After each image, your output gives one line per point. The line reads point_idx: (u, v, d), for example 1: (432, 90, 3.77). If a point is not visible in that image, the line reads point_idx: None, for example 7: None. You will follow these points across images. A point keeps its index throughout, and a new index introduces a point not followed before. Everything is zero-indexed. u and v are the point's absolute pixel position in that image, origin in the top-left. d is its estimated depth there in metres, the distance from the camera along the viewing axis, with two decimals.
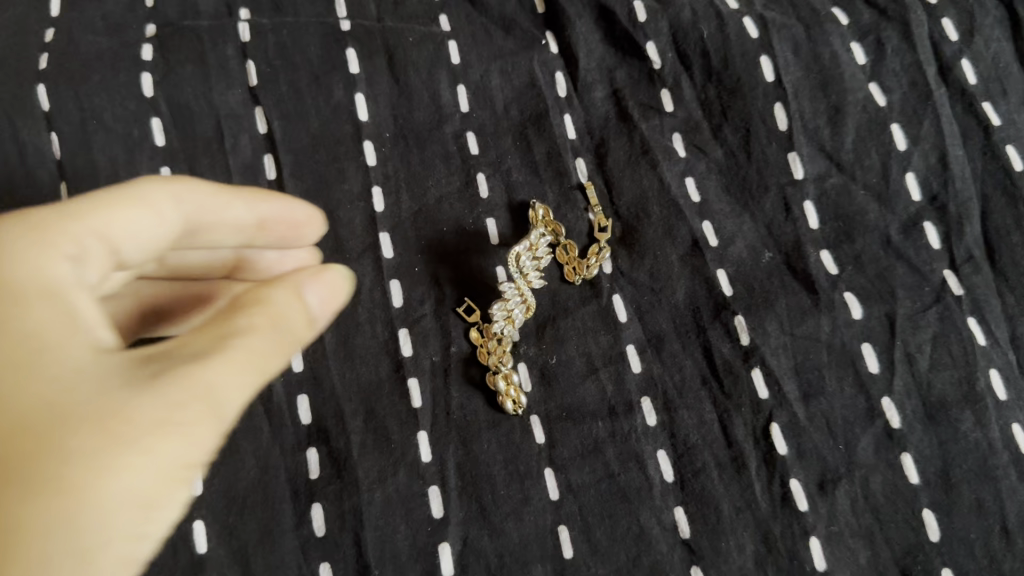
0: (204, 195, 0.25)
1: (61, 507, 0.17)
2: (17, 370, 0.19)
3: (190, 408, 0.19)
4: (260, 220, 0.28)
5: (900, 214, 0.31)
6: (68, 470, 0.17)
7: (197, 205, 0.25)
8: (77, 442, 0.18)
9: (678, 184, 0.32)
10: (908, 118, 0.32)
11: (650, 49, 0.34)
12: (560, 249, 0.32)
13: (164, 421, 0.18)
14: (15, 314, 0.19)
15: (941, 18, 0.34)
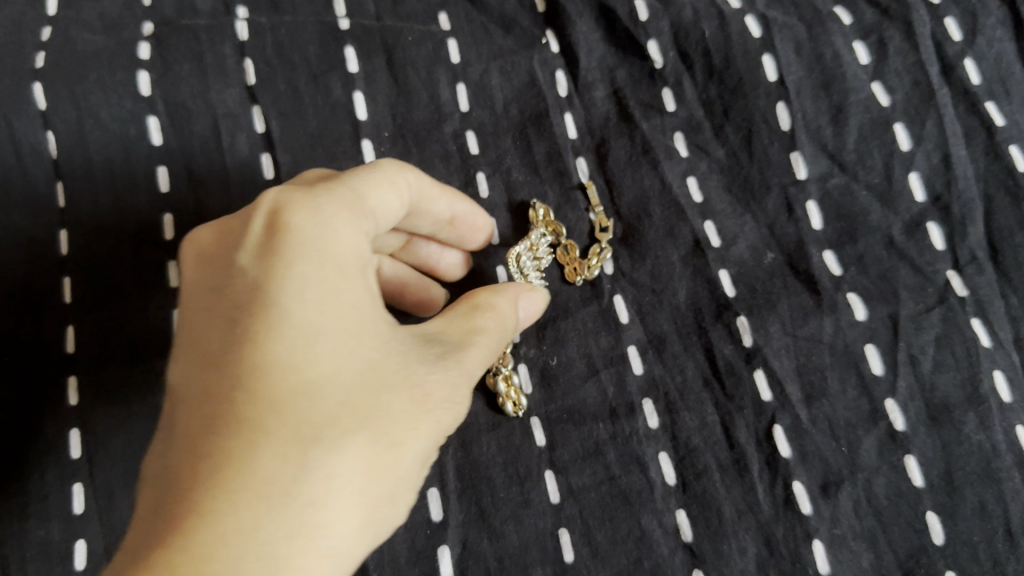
0: (428, 190, 0.29)
1: (392, 458, 0.21)
2: (345, 338, 0.22)
3: (460, 385, 0.24)
4: (453, 216, 0.30)
5: (903, 214, 0.31)
6: (400, 426, 0.22)
7: (421, 196, 0.28)
8: (399, 405, 0.22)
9: (680, 184, 0.32)
10: (911, 117, 0.32)
11: (651, 48, 0.34)
12: (560, 250, 0.32)
13: (421, 411, 0.22)
14: (344, 286, 0.22)
15: (944, 17, 0.33)
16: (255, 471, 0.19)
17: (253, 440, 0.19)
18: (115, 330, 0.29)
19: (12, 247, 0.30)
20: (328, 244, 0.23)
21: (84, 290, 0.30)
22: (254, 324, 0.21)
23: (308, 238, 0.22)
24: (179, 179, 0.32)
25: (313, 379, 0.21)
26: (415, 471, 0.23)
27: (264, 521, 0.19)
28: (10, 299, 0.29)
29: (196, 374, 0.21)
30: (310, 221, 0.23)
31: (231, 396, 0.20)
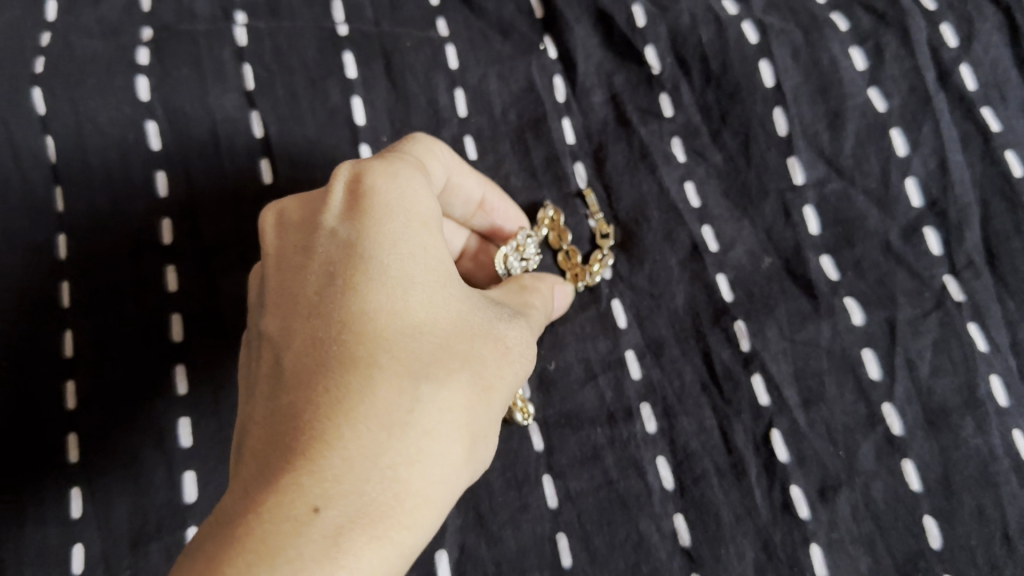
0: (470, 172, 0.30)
1: (487, 400, 0.22)
2: (434, 289, 0.23)
3: (531, 340, 0.25)
4: (482, 199, 0.31)
5: (900, 219, 0.31)
6: (492, 372, 0.23)
7: (461, 177, 0.30)
8: (489, 352, 0.23)
9: (677, 188, 0.32)
10: (908, 123, 0.32)
11: (649, 53, 0.34)
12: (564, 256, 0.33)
13: (508, 361, 0.23)
14: (430, 240, 0.24)
15: (941, 23, 0.33)
16: (369, 407, 0.20)
17: (366, 379, 0.21)
18: (114, 334, 0.29)
19: (10, 250, 0.30)
20: (409, 203, 0.24)
21: (82, 293, 0.30)
22: (351, 275, 0.22)
23: (391, 198, 0.24)
24: (178, 183, 0.32)
25: (414, 326, 0.22)
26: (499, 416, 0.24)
27: (382, 453, 0.20)
28: (7, 303, 0.29)
29: (300, 322, 0.22)
30: (391, 182, 0.24)
31: (341, 339, 0.21)
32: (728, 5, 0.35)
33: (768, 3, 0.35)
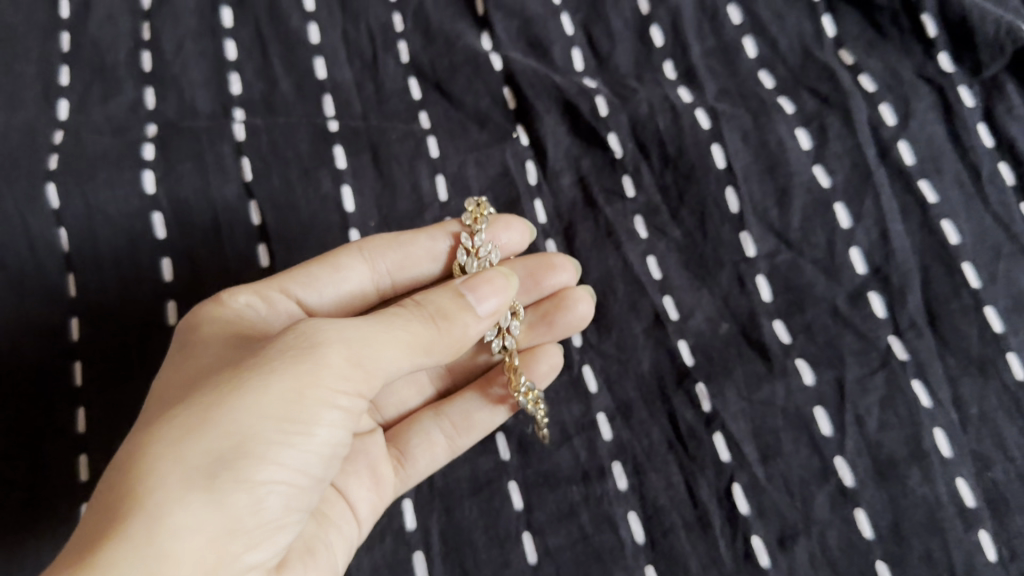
0: (385, 242, 0.34)
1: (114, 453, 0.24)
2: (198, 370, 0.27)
3: (299, 349, 0.25)
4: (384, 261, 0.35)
5: (847, 285, 0.33)
6: (215, 395, 0.24)
7: (380, 246, 0.34)
8: (216, 383, 0.24)
9: (641, 262, 0.35)
10: (850, 197, 0.35)
11: (612, 140, 0.37)
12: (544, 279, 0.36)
13: (243, 379, 0.24)
14: (208, 343, 0.28)
15: (879, 105, 0.37)
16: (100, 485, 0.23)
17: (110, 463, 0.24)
18: (120, 410, 0.32)
19: (26, 333, 0.33)
20: (197, 324, 0.29)
21: (93, 372, 0.32)
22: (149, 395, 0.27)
23: (187, 327, 0.29)
24: (182, 269, 0.35)
25: (161, 406, 0.25)
26: (289, 420, 0.24)
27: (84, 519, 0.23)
28: (24, 383, 0.32)
29: None
30: (192, 314, 0.30)
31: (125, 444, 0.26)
32: (683, 94, 0.38)
33: (720, 90, 0.38)
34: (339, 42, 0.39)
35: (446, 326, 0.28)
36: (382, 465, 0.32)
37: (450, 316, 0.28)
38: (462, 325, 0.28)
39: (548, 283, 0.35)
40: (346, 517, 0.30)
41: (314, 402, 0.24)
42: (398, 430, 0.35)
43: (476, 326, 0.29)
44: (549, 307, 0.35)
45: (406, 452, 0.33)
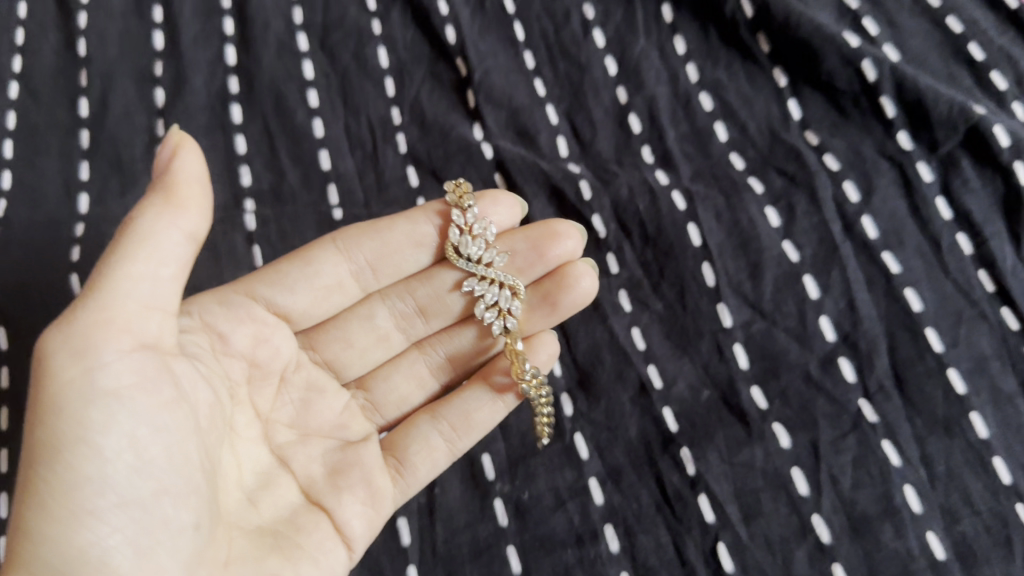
0: (364, 239, 0.37)
1: None
2: None
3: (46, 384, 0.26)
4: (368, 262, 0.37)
5: (818, 353, 0.36)
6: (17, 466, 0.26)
7: (360, 243, 0.37)
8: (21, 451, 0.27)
9: (626, 333, 0.37)
10: (818, 269, 0.37)
11: (596, 221, 0.40)
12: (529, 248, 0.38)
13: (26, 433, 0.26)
14: None
15: (843, 182, 0.40)
16: None
17: None
18: None
19: None
20: None
21: None
22: None
23: None
24: None
25: None
26: (53, 445, 0.26)
27: None
28: None
29: None
30: None
31: None
32: (660, 176, 0.41)
33: (694, 172, 0.41)
34: (341, 133, 0.42)
35: (140, 235, 0.27)
36: (376, 478, 0.34)
37: (175, 197, 0.28)
38: (165, 245, 0.27)
39: (553, 254, 0.38)
40: (331, 543, 0.32)
41: (70, 418, 0.26)
42: (394, 437, 0.36)
43: (177, 240, 0.28)
44: (552, 287, 0.37)
45: (405, 461, 0.35)
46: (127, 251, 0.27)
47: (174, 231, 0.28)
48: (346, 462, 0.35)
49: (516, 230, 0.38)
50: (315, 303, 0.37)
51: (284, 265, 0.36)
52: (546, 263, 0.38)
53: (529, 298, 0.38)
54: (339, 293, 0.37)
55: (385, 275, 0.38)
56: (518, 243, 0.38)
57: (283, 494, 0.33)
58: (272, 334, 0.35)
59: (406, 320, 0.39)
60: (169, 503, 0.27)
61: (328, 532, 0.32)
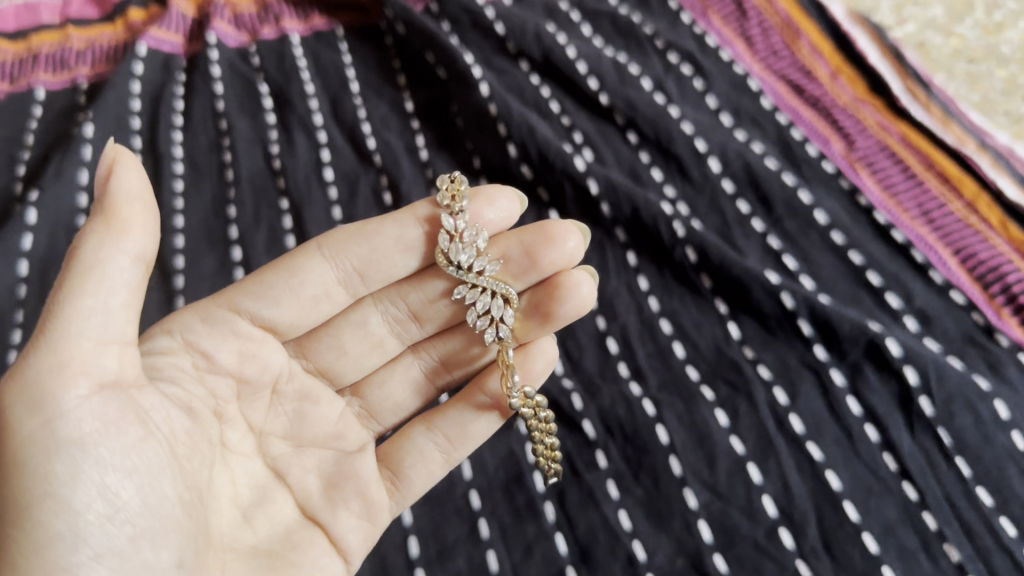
0: (349, 252, 0.51)
1: None
2: None
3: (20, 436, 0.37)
4: (353, 269, 0.52)
5: (764, 526, 0.47)
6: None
7: (346, 256, 0.51)
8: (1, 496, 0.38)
9: (615, 515, 0.49)
10: (759, 459, 0.49)
11: (586, 423, 0.52)
12: (518, 261, 0.52)
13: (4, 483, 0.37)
14: None
15: (774, 388, 0.52)
16: None
17: None
18: None
19: None
20: None
21: None
22: None
23: None
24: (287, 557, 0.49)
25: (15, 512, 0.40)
26: (31, 500, 0.37)
27: None
28: None
29: None
30: None
31: None
32: (633, 386, 0.53)
33: (660, 383, 0.53)
34: None
35: (100, 258, 0.39)
36: (370, 493, 0.51)
37: (109, 236, 0.39)
38: (112, 275, 0.39)
39: (542, 260, 0.52)
40: (328, 557, 0.49)
41: (40, 473, 0.38)
42: (388, 450, 0.53)
43: (124, 261, 0.39)
44: (543, 300, 0.52)
45: (401, 474, 0.52)
46: (80, 299, 0.38)
47: (124, 254, 0.39)
48: (339, 479, 0.51)
49: (514, 233, 0.52)
50: (304, 311, 0.51)
51: (283, 282, 0.50)
52: (539, 271, 0.52)
53: (523, 306, 0.53)
54: (327, 299, 0.52)
55: (370, 281, 0.53)
56: (515, 251, 0.52)
57: (279, 510, 0.49)
58: (257, 350, 0.50)
59: (401, 326, 0.55)
60: (148, 548, 0.40)
61: (326, 547, 0.49)
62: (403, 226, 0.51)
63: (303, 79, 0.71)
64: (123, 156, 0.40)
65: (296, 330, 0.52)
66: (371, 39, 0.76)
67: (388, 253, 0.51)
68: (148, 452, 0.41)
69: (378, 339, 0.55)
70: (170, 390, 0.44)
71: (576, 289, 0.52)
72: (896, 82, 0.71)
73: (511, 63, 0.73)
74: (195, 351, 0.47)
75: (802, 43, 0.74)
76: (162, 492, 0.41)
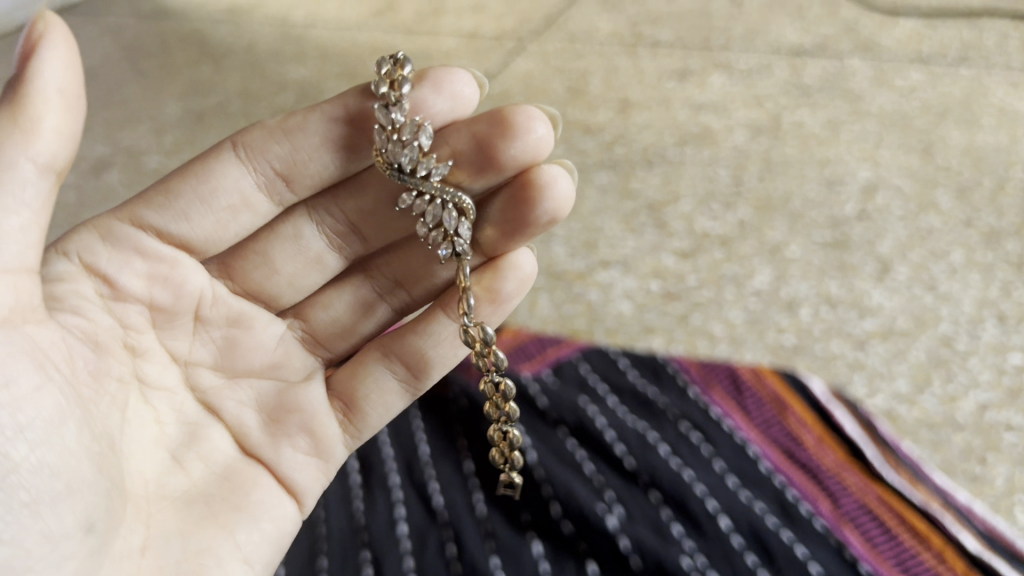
0: (263, 160, 0.70)
1: None
2: None
3: None
4: (275, 177, 0.71)
5: None
6: None
7: (263, 165, 0.70)
8: None
9: None
10: None
11: None
12: (470, 159, 0.68)
13: None
14: None
15: None
16: None
17: None
18: None
19: None
20: None
21: None
22: None
23: None
24: None
25: None
26: None
27: None
28: None
29: None
30: None
31: None
32: None
33: None
34: None
35: (13, 158, 0.55)
36: (309, 425, 0.74)
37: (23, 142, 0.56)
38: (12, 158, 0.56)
39: (506, 159, 0.67)
40: (273, 493, 0.71)
41: None
42: (339, 387, 0.76)
43: (30, 168, 0.56)
44: (519, 198, 0.69)
45: (347, 410, 0.76)
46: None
47: (30, 159, 0.56)
48: (281, 416, 0.74)
49: (465, 126, 0.68)
50: (224, 222, 0.71)
51: (204, 189, 0.70)
52: (497, 169, 0.68)
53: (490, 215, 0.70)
54: (248, 212, 0.72)
55: (294, 190, 0.72)
56: (469, 148, 0.68)
57: (212, 448, 0.70)
58: (170, 271, 0.70)
59: (344, 243, 0.76)
60: (53, 496, 0.58)
61: (274, 486, 0.72)
62: (323, 117, 0.69)
63: (387, 456, 0.87)
64: (49, 52, 0.56)
65: (217, 241, 0.72)
66: (439, 408, 0.92)
67: (305, 154, 0.70)
68: (43, 394, 0.59)
69: (314, 254, 0.76)
70: (69, 320, 0.62)
71: (542, 184, 0.68)
72: (872, 448, 0.90)
73: (551, 428, 0.89)
74: (94, 274, 0.66)
75: (790, 417, 0.94)
76: (59, 433, 0.59)
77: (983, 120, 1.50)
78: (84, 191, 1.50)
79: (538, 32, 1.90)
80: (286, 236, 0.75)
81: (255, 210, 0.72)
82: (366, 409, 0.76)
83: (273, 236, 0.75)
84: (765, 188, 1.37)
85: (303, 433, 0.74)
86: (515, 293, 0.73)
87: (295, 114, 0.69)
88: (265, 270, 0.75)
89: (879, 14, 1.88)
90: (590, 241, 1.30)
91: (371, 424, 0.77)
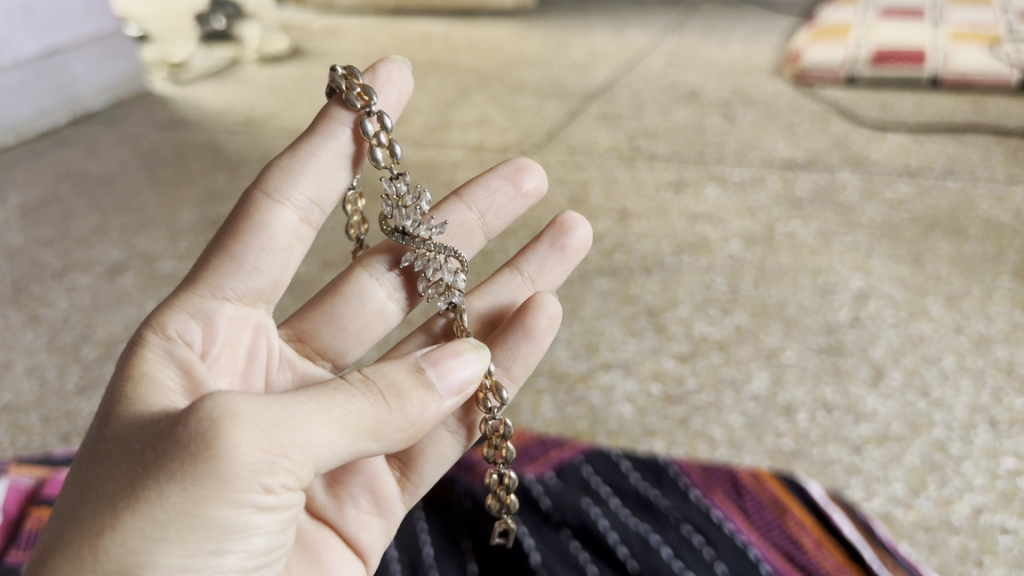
0: (298, 190, 0.79)
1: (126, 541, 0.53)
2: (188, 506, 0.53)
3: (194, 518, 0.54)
4: (309, 200, 0.79)
5: None
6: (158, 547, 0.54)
7: (297, 195, 0.79)
8: (169, 540, 0.54)
9: None
10: None
11: None
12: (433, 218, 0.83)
13: (173, 537, 0.54)
14: None
15: None
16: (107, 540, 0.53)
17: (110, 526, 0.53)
18: None
19: None
20: None
21: None
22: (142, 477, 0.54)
23: None
24: None
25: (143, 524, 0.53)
26: (188, 561, 0.55)
27: None
28: None
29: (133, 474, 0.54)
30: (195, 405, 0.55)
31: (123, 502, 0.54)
32: None
33: None
34: None
35: (412, 418, 0.60)
36: (379, 487, 0.78)
37: (387, 424, 0.59)
38: (362, 439, 0.58)
39: (526, 182, 0.92)
40: (352, 563, 0.75)
41: (203, 544, 0.55)
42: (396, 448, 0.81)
43: (372, 433, 0.58)
44: (560, 236, 0.91)
45: (405, 469, 0.80)
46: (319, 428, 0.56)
47: (382, 432, 0.59)
48: (343, 477, 0.77)
49: (500, 177, 0.92)
50: (282, 259, 0.79)
51: (260, 237, 0.77)
52: (522, 196, 0.93)
53: (536, 247, 0.92)
54: (298, 247, 0.80)
55: (323, 210, 0.81)
56: (500, 184, 0.92)
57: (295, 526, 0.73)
58: (244, 334, 0.76)
59: (392, 296, 0.88)
60: None
61: (343, 546, 0.75)
62: (327, 134, 0.79)
63: (390, 555, 0.88)
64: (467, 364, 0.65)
65: (279, 289, 0.80)
66: (443, 511, 0.94)
67: (328, 170, 0.80)
68: (281, 543, 0.61)
69: (378, 307, 0.87)
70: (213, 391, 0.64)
71: (576, 222, 0.91)
72: (868, 551, 0.92)
73: (554, 529, 0.91)
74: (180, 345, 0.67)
75: (789, 521, 0.97)
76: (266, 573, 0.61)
77: (969, 230, 1.57)
78: (98, 293, 1.55)
79: (540, 145, 2.00)
80: (345, 288, 0.86)
81: (302, 241, 0.80)
82: (424, 463, 0.80)
83: (342, 299, 0.86)
84: (761, 295, 1.42)
85: (366, 492, 0.77)
86: (545, 329, 0.83)
87: (304, 144, 0.79)
88: (333, 326, 0.86)
89: (868, 130, 1.98)
90: (592, 345, 1.34)
91: (426, 477, 0.81)
